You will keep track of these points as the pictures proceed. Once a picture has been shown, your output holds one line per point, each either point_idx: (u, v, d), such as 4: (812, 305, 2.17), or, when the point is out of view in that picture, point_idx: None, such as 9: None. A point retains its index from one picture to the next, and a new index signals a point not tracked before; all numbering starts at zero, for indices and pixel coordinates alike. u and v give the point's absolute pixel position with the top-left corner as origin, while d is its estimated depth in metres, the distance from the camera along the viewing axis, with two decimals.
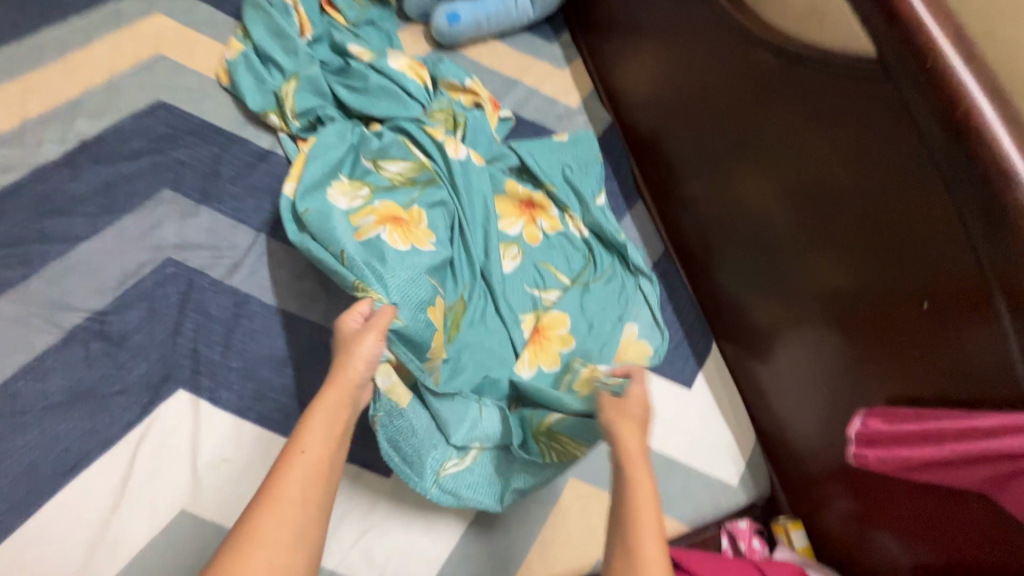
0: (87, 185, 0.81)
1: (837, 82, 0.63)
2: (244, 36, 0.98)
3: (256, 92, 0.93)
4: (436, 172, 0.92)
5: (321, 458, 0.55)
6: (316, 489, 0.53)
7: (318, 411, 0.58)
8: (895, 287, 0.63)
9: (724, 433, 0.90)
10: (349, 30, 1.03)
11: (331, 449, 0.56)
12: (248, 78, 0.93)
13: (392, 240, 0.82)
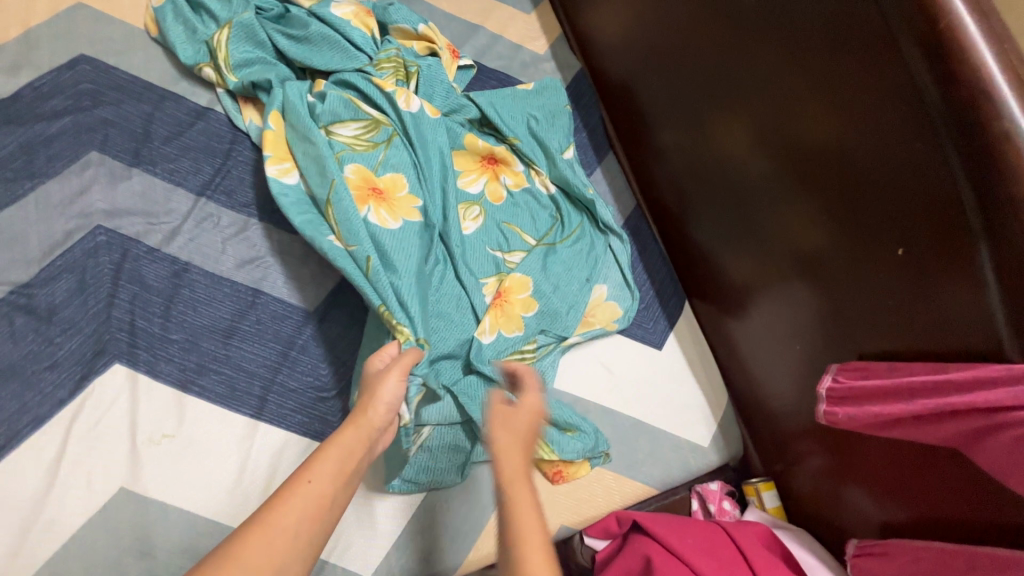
0: (5, 149, 0.75)
1: (815, 5, 0.57)
2: None
3: (188, 44, 0.86)
4: (393, 127, 0.85)
5: (329, 493, 0.50)
6: (315, 527, 0.48)
7: (335, 444, 0.54)
8: (870, 233, 0.59)
9: (697, 394, 0.87)
10: None
11: (343, 485, 0.52)
12: (179, 28, 0.86)
13: (381, 220, 0.78)
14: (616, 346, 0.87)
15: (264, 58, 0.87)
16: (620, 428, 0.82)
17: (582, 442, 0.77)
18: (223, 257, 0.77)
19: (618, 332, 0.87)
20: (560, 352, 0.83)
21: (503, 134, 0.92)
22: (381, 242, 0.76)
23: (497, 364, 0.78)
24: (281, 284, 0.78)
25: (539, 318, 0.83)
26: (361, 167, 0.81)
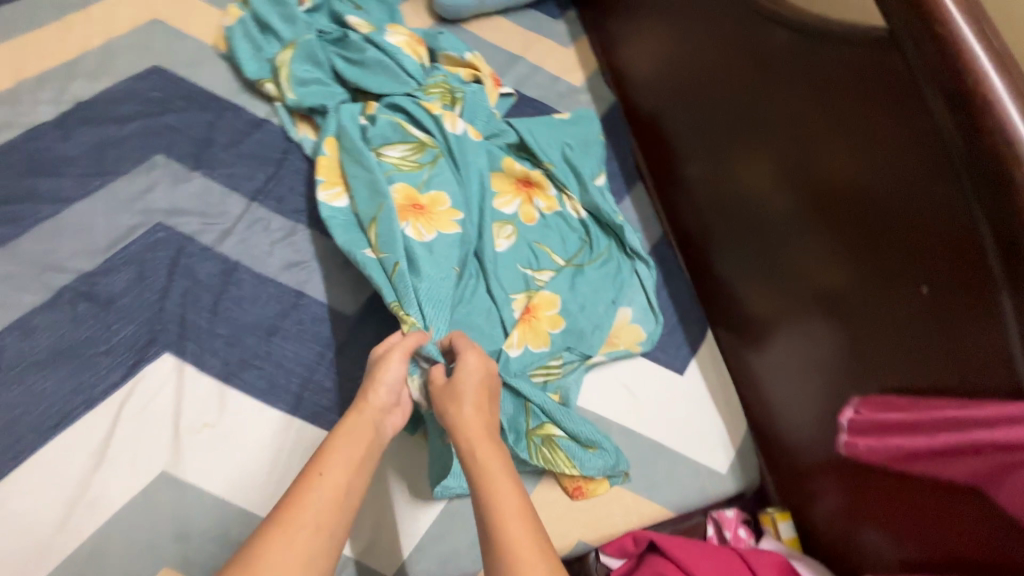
0: (79, 147, 0.81)
1: (842, 54, 0.61)
2: (244, 3, 0.98)
3: (252, 59, 0.92)
4: (439, 148, 0.90)
5: (344, 485, 0.55)
6: (336, 516, 0.53)
7: (343, 439, 0.59)
8: (893, 270, 0.61)
9: (716, 421, 0.88)
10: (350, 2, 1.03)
11: (355, 476, 0.56)
12: (247, 44, 0.93)
13: (416, 232, 0.82)
14: (639, 368, 0.89)
15: (322, 77, 0.93)
16: (639, 448, 0.83)
17: (604, 459, 0.78)
18: (270, 259, 0.82)
19: (641, 354, 0.90)
20: (583, 370, 0.86)
21: (539, 159, 0.97)
22: (413, 252, 0.80)
23: (523, 377, 0.81)
24: (322, 288, 0.82)
25: (566, 335, 0.86)
26: (407, 185, 0.86)
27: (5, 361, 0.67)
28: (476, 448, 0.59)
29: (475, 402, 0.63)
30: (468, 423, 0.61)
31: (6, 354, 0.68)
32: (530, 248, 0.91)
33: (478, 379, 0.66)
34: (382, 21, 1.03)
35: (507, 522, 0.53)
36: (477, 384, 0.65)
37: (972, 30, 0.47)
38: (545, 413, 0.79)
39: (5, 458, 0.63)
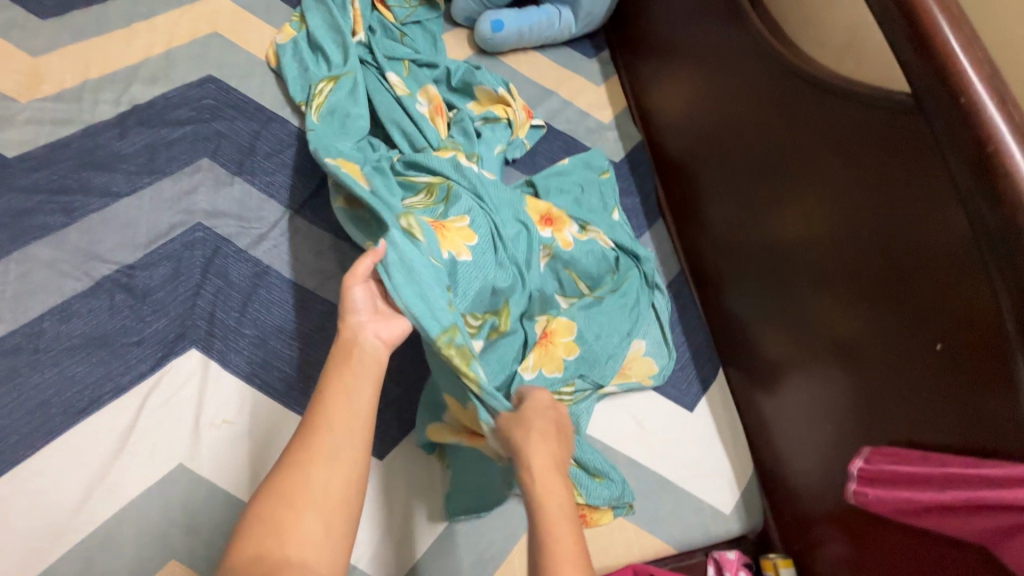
0: (132, 146, 0.85)
1: (869, 114, 0.64)
2: (300, 23, 1.03)
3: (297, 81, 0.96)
4: (450, 182, 0.88)
5: (346, 402, 0.57)
6: (344, 428, 0.56)
7: (344, 361, 0.61)
8: (911, 325, 0.62)
9: (722, 460, 0.88)
10: (396, 30, 1.07)
11: (356, 392, 0.58)
12: (295, 66, 0.97)
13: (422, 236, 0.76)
14: (649, 401, 0.90)
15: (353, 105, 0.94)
16: (645, 481, 0.84)
17: (609, 490, 0.79)
18: (300, 265, 0.84)
19: (653, 388, 0.91)
20: (595, 400, 0.87)
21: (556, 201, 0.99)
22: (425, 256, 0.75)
23: None
24: None
25: (579, 362, 0.87)
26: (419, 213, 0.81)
27: (42, 344, 0.70)
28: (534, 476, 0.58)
29: (543, 436, 0.63)
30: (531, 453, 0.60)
31: (44, 337, 0.70)
32: (558, 271, 0.93)
33: (546, 416, 0.66)
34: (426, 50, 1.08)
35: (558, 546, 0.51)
36: (547, 422, 0.65)
37: (993, 103, 0.50)
38: None
39: (32, 437, 0.65)
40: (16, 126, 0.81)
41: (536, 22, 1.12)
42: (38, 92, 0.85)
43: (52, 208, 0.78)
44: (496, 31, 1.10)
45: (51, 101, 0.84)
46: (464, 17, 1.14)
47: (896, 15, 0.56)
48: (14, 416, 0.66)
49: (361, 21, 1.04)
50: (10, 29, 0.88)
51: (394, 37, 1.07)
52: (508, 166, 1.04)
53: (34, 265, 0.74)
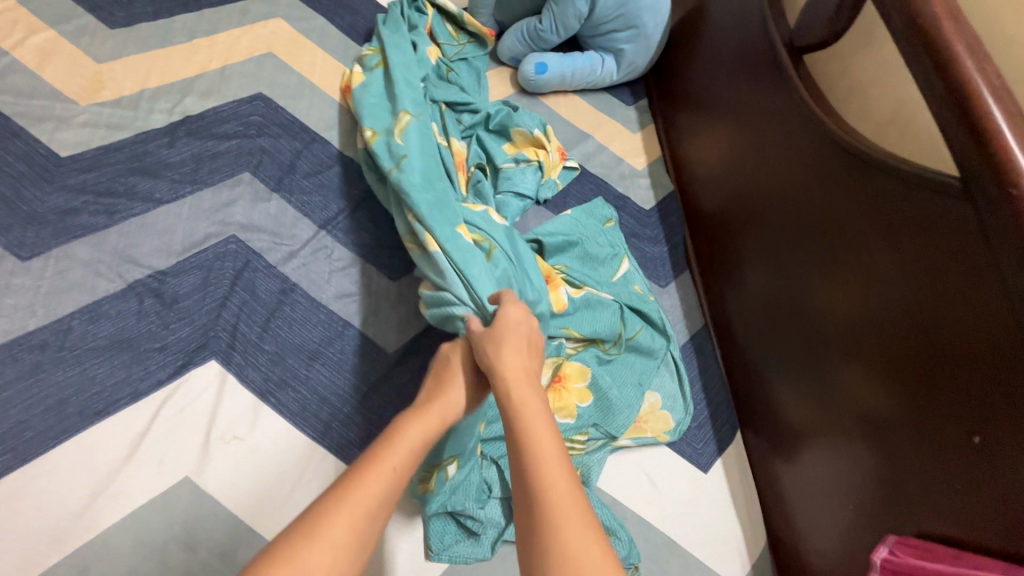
0: (179, 155, 0.88)
1: (915, 193, 0.64)
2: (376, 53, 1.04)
3: (375, 103, 0.95)
4: (494, 241, 0.83)
5: (392, 484, 0.54)
6: (381, 502, 0.52)
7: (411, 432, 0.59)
8: (946, 413, 0.61)
9: (735, 527, 0.85)
10: (444, 65, 1.10)
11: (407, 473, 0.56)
12: (373, 86, 0.98)
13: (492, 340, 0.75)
14: (663, 458, 0.88)
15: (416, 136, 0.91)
16: (653, 542, 0.81)
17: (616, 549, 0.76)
18: (327, 286, 0.85)
19: (668, 444, 0.89)
20: (608, 451, 0.85)
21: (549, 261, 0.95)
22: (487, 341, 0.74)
23: None
24: (370, 323, 0.84)
25: (593, 410, 0.86)
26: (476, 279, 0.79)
27: (69, 342, 0.71)
28: (512, 397, 0.59)
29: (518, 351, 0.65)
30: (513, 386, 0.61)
31: (71, 335, 0.71)
32: (555, 332, 0.87)
33: (523, 325, 0.68)
34: (469, 84, 1.11)
35: (567, 516, 0.49)
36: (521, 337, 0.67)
37: None
38: None
39: (46, 435, 0.66)
40: (73, 128, 0.84)
41: (579, 68, 1.15)
42: (98, 97, 0.88)
43: (96, 209, 0.80)
44: (540, 73, 1.12)
45: (109, 106, 0.88)
46: (509, 56, 1.17)
47: (947, 102, 0.57)
48: (33, 412, 0.67)
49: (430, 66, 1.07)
50: (80, 35, 0.93)
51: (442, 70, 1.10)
52: (539, 207, 1.04)
53: (72, 263, 0.76)
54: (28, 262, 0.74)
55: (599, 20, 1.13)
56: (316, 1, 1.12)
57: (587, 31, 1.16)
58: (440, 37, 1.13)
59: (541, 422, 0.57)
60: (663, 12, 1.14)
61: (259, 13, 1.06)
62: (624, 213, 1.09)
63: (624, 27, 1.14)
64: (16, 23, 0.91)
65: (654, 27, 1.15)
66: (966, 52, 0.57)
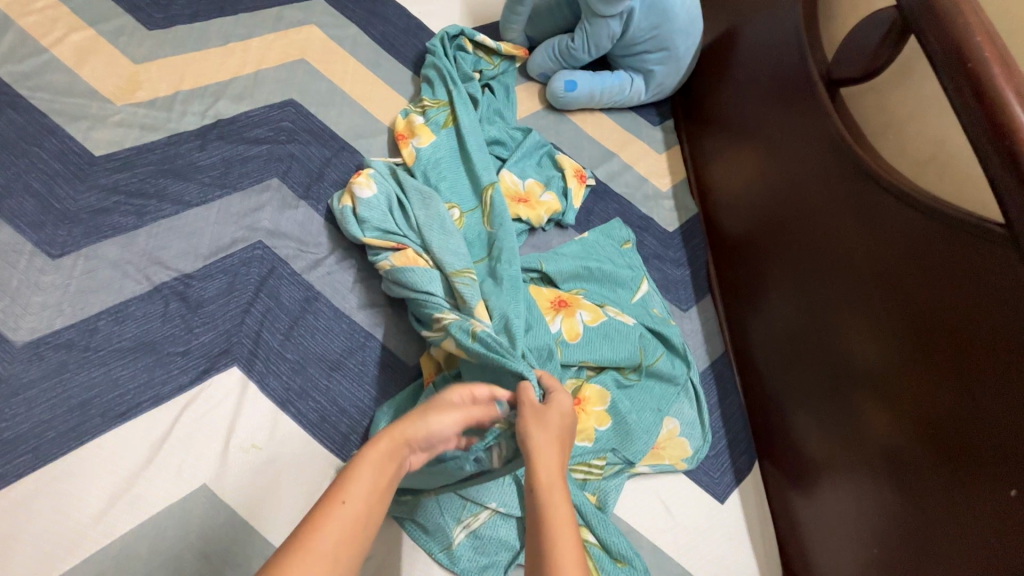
0: (209, 158, 0.88)
1: (955, 238, 0.64)
2: (426, 86, 1.06)
3: (435, 146, 0.97)
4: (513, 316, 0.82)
5: (356, 521, 0.51)
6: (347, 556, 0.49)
7: (369, 461, 0.54)
8: (979, 460, 0.61)
9: (750, 561, 0.84)
10: (482, 91, 1.09)
11: (376, 501, 0.53)
12: (437, 127, 1.00)
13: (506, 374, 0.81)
14: (679, 486, 0.87)
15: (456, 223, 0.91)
16: (666, 572, 0.80)
17: None
18: (350, 296, 0.85)
19: (685, 472, 0.88)
20: (625, 477, 0.84)
21: (563, 287, 0.94)
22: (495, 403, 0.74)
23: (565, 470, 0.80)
24: (391, 335, 0.84)
25: (612, 435, 0.84)
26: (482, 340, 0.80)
27: (94, 342, 0.71)
28: (540, 470, 0.57)
29: (552, 437, 0.61)
30: (546, 457, 0.59)
31: (97, 335, 0.72)
32: (571, 361, 0.86)
33: (559, 418, 0.63)
34: (502, 108, 1.10)
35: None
36: (558, 427, 0.62)
37: None
38: (583, 516, 0.78)
39: (70, 435, 0.66)
40: (107, 127, 0.85)
41: (608, 86, 1.14)
42: (133, 97, 0.89)
43: (126, 210, 0.80)
44: (569, 90, 1.12)
45: (143, 107, 0.89)
46: (539, 72, 1.17)
47: (997, 154, 0.56)
48: (55, 411, 0.67)
49: (476, 99, 1.07)
50: (118, 35, 0.93)
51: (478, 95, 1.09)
52: (563, 228, 1.04)
53: (100, 262, 0.76)
54: (57, 260, 0.74)
55: (631, 41, 1.13)
56: (350, 10, 1.12)
57: (618, 51, 1.16)
58: (472, 58, 1.13)
59: (559, 492, 0.57)
60: (695, 35, 1.14)
61: (293, 19, 1.07)
62: (647, 234, 1.09)
63: (656, 48, 1.13)
64: (57, 21, 0.92)
65: (686, 50, 1.15)
66: (1016, 98, 0.57)
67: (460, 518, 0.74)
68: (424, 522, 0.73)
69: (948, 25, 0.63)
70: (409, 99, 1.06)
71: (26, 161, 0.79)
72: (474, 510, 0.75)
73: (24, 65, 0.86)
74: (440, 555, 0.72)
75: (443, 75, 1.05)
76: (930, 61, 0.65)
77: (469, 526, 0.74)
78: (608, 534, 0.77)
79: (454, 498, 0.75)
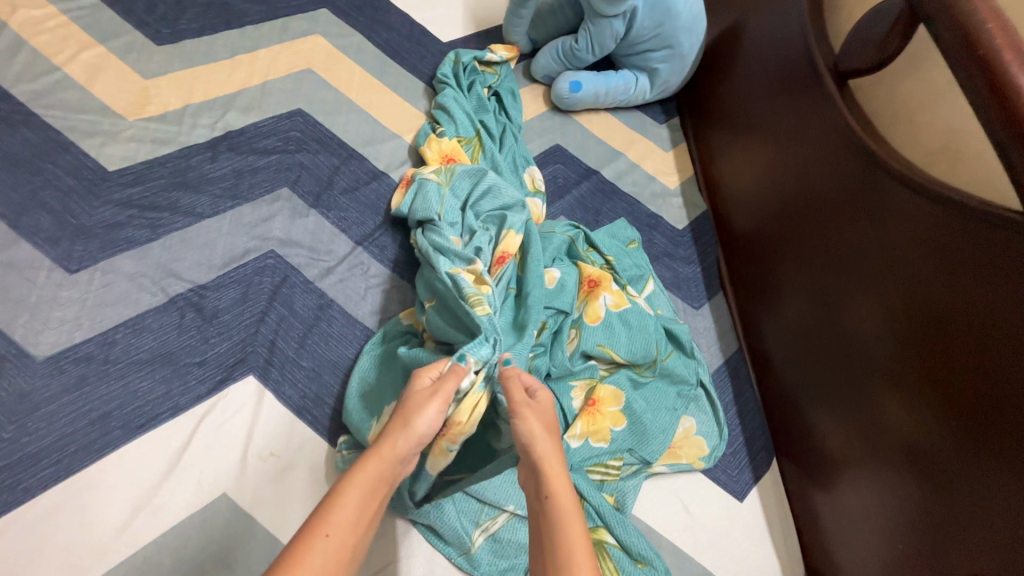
0: (220, 170, 0.89)
1: (968, 226, 0.64)
2: (435, 107, 1.04)
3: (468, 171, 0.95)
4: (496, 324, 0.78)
5: (343, 546, 0.53)
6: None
7: (353, 482, 0.56)
8: (1003, 453, 0.60)
9: (772, 561, 0.83)
10: (492, 109, 1.08)
11: (360, 525, 0.55)
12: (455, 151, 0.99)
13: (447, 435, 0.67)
14: (697, 485, 0.86)
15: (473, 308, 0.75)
16: (687, 572, 0.79)
17: None
18: (363, 302, 0.85)
19: (702, 470, 0.87)
20: (643, 477, 0.84)
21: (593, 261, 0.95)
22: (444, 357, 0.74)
23: (580, 472, 0.80)
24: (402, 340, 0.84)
25: (628, 435, 0.84)
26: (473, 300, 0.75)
27: (113, 355, 0.72)
28: (542, 470, 0.61)
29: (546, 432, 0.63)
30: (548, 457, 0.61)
31: (115, 348, 0.72)
32: (591, 352, 0.86)
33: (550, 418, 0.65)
34: (515, 118, 1.09)
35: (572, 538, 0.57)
36: (550, 424, 0.64)
37: None
38: (600, 516, 0.78)
39: (90, 448, 0.66)
40: (120, 142, 0.86)
41: (613, 86, 1.14)
42: (144, 112, 0.90)
43: (140, 223, 0.81)
44: (574, 91, 1.12)
45: (154, 121, 0.90)
46: (543, 74, 1.17)
47: (1010, 139, 0.56)
48: (77, 424, 0.67)
49: (486, 120, 1.06)
50: (127, 52, 0.95)
51: (490, 112, 1.08)
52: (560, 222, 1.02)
53: (117, 276, 0.77)
54: (75, 274, 0.75)
55: (635, 39, 1.13)
56: (353, 18, 1.13)
57: (621, 50, 1.16)
58: (480, 77, 1.12)
59: (560, 478, 0.60)
60: (699, 33, 1.14)
61: (299, 29, 1.08)
62: (656, 233, 1.08)
63: (660, 46, 1.13)
64: (67, 39, 0.93)
65: (690, 47, 1.14)
66: None
67: (478, 523, 0.74)
68: (442, 530, 0.72)
69: (959, 13, 0.62)
70: (414, 105, 1.06)
71: (42, 178, 0.81)
72: (493, 513, 0.75)
73: (37, 84, 0.87)
74: (458, 561, 0.72)
75: (463, 110, 1.05)
76: (938, 45, 0.64)
77: (489, 529, 0.74)
78: (630, 533, 0.77)
79: (473, 503, 0.75)
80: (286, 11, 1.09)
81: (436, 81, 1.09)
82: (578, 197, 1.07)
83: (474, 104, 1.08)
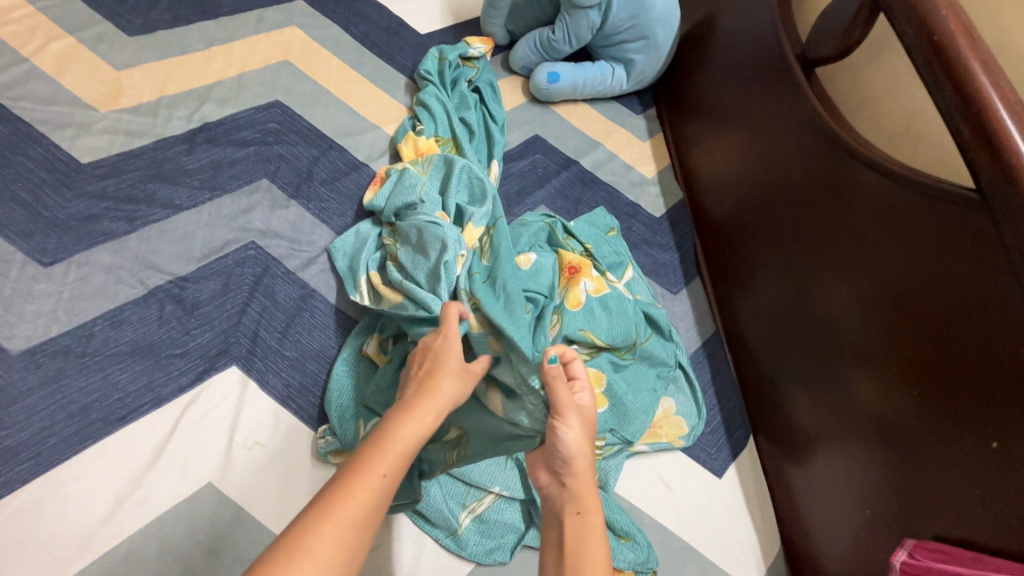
0: (197, 161, 0.88)
1: (929, 204, 0.66)
2: (417, 101, 1.05)
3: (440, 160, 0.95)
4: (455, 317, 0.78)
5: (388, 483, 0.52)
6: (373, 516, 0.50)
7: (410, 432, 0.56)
8: (963, 420, 0.63)
9: (749, 532, 0.86)
10: (477, 106, 1.09)
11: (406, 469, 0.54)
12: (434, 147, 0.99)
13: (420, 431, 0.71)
14: (677, 462, 0.89)
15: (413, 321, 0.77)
16: (669, 546, 0.82)
17: (634, 553, 0.77)
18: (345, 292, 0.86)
19: (682, 449, 0.90)
20: (624, 456, 0.86)
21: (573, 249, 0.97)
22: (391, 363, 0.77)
23: None
24: None
25: (610, 416, 0.85)
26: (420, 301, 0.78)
27: (91, 347, 0.71)
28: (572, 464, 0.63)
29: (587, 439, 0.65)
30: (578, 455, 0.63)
31: (93, 341, 0.72)
32: (572, 336, 0.86)
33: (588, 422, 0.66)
34: (498, 114, 1.10)
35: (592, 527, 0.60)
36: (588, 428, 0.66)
37: None
38: None
39: (69, 441, 0.66)
40: (93, 134, 0.85)
41: (590, 77, 1.16)
42: (117, 103, 0.89)
43: (117, 216, 0.80)
44: (551, 82, 1.14)
45: (128, 113, 0.88)
46: (521, 66, 1.18)
47: (964, 118, 0.59)
48: (57, 416, 0.67)
49: (468, 115, 1.06)
50: (98, 43, 0.93)
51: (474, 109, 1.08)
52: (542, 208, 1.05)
53: (93, 268, 0.76)
54: (50, 268, 0.74)
55: (610, 31, 1.15)
56: (330, 10, 1.13)
57: (598, 41, 1.18)
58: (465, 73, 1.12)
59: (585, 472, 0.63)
60: (673, 24, 1.16)
61: (275, 21, 1.07)
62: (635, 221, 1.10)
63: (635, 37, 1.16)
64: (35, 30, 0.91)
65: (664, 38, 1.17)
66: (981, 67, 0.59)
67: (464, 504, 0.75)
68: (428, 514, 0.74)
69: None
70: (393, 97, 1.07)
71: (13, 170, 0.79)
72: (478, 495, 0.77)
73: (4, 76, 0.86)
74: (445, 543, 0.73)
75: (445, 108, 1.05)
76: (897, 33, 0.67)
77: (474, 511, 0.76)
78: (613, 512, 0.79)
79: (460, 486, 0.77)
80: (262, 2, 1.08)
81: (418, 74, 1.10)
82: (558, 186, 1.09)
83: (457, 100, 1.08)
